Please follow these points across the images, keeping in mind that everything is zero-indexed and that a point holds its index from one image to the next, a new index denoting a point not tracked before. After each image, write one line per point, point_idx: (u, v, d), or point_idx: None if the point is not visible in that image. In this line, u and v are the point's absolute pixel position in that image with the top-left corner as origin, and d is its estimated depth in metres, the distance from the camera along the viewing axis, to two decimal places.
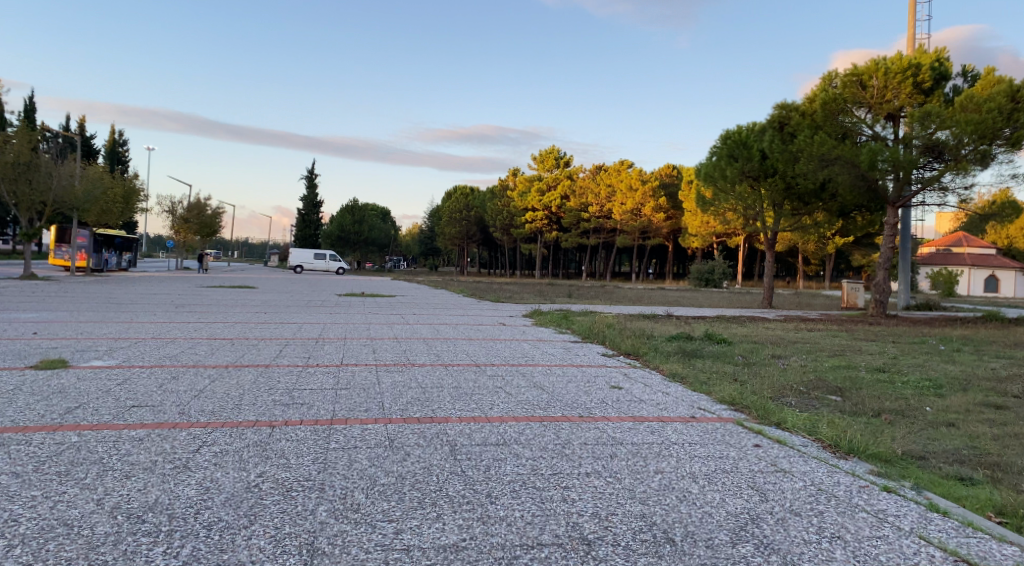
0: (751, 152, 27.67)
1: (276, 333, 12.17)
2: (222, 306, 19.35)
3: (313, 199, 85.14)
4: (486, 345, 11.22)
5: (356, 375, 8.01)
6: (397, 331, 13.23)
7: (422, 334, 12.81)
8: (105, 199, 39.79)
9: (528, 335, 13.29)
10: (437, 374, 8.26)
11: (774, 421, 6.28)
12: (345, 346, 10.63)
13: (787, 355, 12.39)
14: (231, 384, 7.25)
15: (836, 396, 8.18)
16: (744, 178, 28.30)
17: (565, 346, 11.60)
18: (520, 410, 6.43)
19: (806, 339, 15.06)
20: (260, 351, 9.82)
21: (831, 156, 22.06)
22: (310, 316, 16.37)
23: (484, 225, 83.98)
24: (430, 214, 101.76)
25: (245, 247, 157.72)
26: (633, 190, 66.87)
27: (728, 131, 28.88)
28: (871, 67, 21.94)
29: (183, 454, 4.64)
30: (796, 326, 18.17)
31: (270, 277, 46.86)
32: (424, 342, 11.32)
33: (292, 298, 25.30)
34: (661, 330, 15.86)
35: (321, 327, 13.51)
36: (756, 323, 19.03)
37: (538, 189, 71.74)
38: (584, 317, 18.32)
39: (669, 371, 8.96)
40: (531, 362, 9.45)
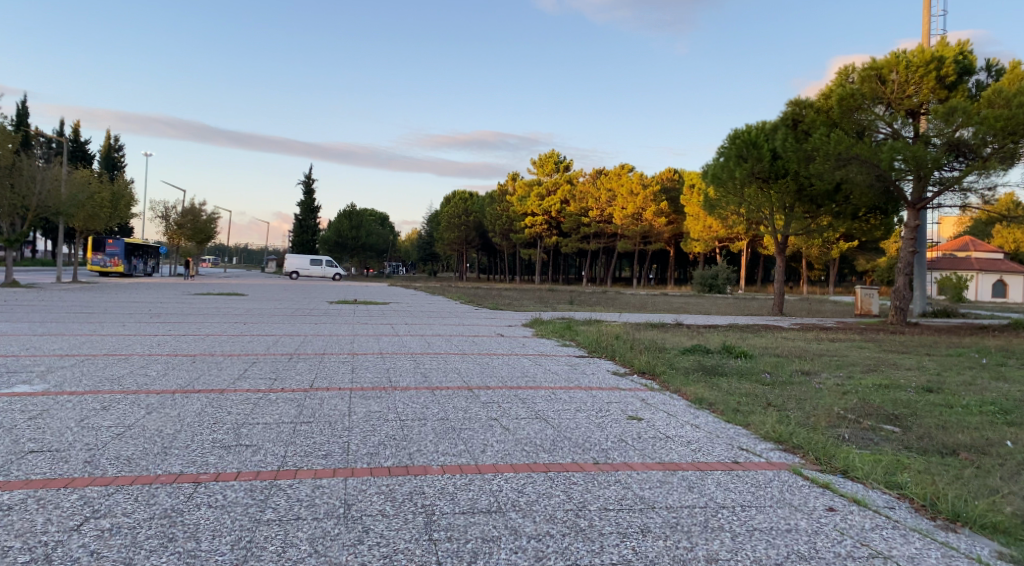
0: (761, 152, 26.41)
1: (248, 348, 10.89)
2: (201, 315, 18.09)
3: (310, 204, 83.96)
4: (481, 362, 9.94)
5: (324, 405, 6.72)
6: (383, 345, 11.95)
7: (410, 348, 11.52)
8: (91, 204, 38.59)
9: (529, 349, 12.02)
10: (421, 401, 6.98)
11: (837, 467, 5.00)
12: (321, 365, 9.34)
13: (816, 371, 11.10)
14: (170, 418, 5.98)
15: (894, 427, 6.90)
16: (753, 179, 27.09)
17: (570, 362, 10.32)
18: (520, 453, 5.16)
19: (831, 351, 13.76)
20: (222, 372, 8.53)
21: (848, 155, 20.78)
22: (294, 328, 15.12)
23: (483, 230, 82.78)
24: (429, 219, 100.61)
25: (243, 253, 156.50)
26: (635, 194, 65.73)
27: (737, 130, 27.57)
28: (891, 60, 20.61)
29: (53, 535, 3.35)
30: (817, 336, 16.87)
31: (264, 284, 45.57)
32: (412, 359, 10.04)
33: (279, 306, 24.06)
34: (673, 341, 14.56)
35: (300, 340, 12.23)
36: (773, 332, 17.76)
37: (538, 193, 70.66)
38: (588, 327, 17.03)
39: (694, 395, 7.68)
40: (531, 385, 8.18)
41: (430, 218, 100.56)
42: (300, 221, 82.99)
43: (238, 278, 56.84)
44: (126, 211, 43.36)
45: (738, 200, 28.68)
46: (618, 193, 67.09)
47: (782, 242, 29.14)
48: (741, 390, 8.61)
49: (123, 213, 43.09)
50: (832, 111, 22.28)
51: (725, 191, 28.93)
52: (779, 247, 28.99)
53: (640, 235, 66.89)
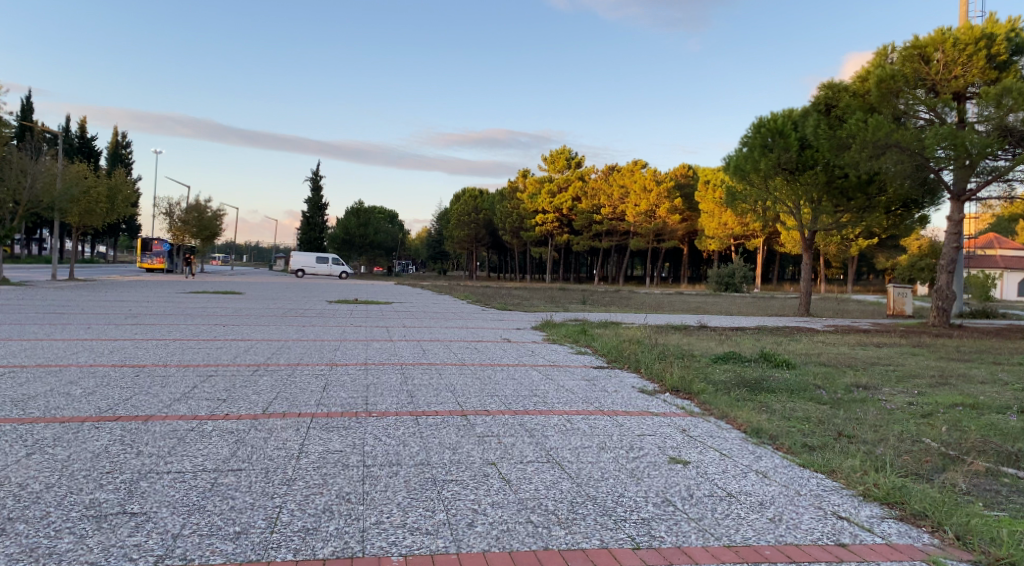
0: (788, 141, 24.57)
1: (212, 358, 9.35)
2: (180, 317, 16.62)
3: (318, 201, 82.42)
4: (482, 375, 8.37)
5: (270, 442, 5.13)
6: (371, 353, 10.38)
7: (399, 357, 9.99)
8: (86, 199, 37.38)
9: (537, 358, 10.42)
10: (399, 433, 5.42)
11: (1000, 557, 3.31)
12: (290, 380, 7.82)
13: (877, 386, 9.36)
14: (54, 463, 4.44)
15: (1020, 471, 5.19)
16: (779, 171, 25.31)
17: (586, 374, 8.74)
18: (523, 530, 3.52)
19: (883, 360, 12.03)
20: (163, 391, 7.00)
21: (886, 142, 18.94)
22: (277, 331, 13.60)
23: (493, 228, 81.41)
24: (438, 216, 99.36)
25: (252, 250, 155.77)
26: (648, 190, 64.12)
27: (761, 118, 25.71)
28: (936, 37, 18.67)
29: None
30: (859, 342, 15.09)
31: (265, 282, 44.26)
32: (399, 371, 8.49)
33: (272, 306, 22.59)
34: (701, 347, 12.94)
35: (277, 348, 10.69)
36: (809, 337, 16.01)
37: (549, 190, 68.90)
38: (604, 330, 15.41)
39: (749, 424, 6.04)
40: (542, 408, 6.58)
41: (439, 216, 99.22)
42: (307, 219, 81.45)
43: (242, 277, 55.63)
44: (125, 206, 42.02)
45: (762, 193, 26.83)
46: (631, 189, 65.47)
47: (810, 238, 27.24)
48: (800, 415, 6.97)
49: (121, 208, 41.75)
50: (869, 95, 20.33)
51: (748, 183, 27.07)
52: (806, 244, 27.08)
53: (652, 232, 65.23)
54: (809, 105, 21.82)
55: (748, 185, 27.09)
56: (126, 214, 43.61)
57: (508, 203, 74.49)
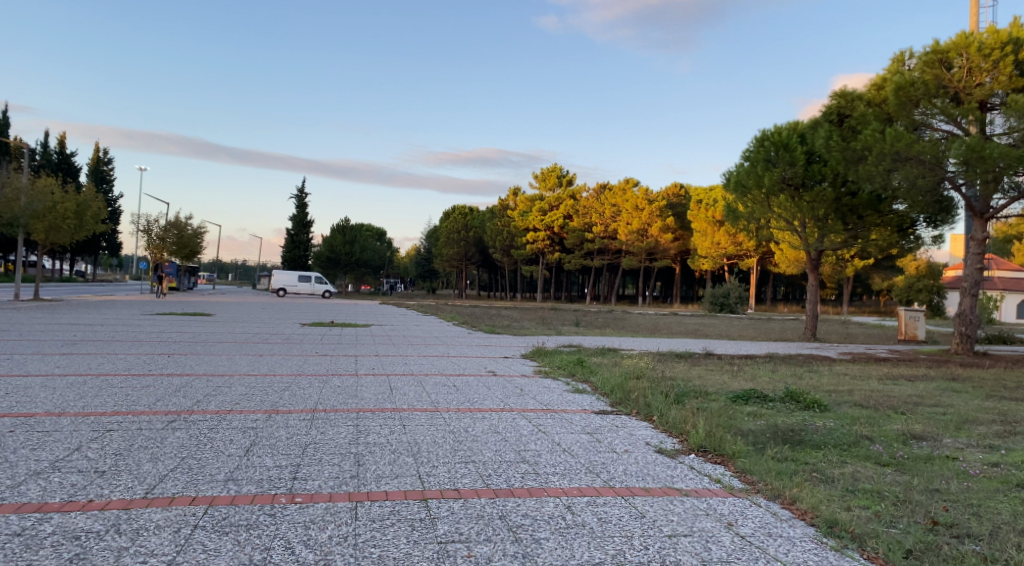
0: (794, 155, 23.36)
1: (124, 404, 7.55)
2: (125, 344, 14.80)
3: (304, 219, 80.53)
4: (455, 429, 6.64)
5: (124, 559, 3.39)
6: (327, 395, 8.63)
7: (360, 400, 8.28)
8: (51, 215, 35.41)
9: (526, 400, 8.73)
10: (324, 541, 3.70)
11: None
12: (209, 438, 6.06)
13: (936, 437, 7.68)
14: None
15: None
16: (783, 186, 24.14)
17: (587, 426, 7.04)
18: None
19: (925, 398, 10.39)
20: (25, 457, 5.21)
21: (907, 154, 17.64)
22: (227, 364, 11.78)
23: (482, 246, 79.94)
24: (427, 235, 97.86)
25: (238, 267, 153.31)
26: (641, 209, 63.22)
27: (764, 131, 24.36)
28: (960, 41, 17.42)
29: None
30: (887, 374, 13.46)
31: (243, 303, 42.41)
32: (352, 423, 6.76)
33: (239, 329, 20.72)
34: (712, 382, 11.34)
35: (216, 387, 8.92)
36: (830, 368, 14.37)
37: (540, 208, 67.58)
38: (602, 360, 13.74)
39: (819, 514, 4.35)
40: (534, 485, 4.87)
41: (428, 234, 97.76)
42: (293, 236, 79.44)
43: (220, 296, 53.53)
44: (94, 222, 39.89)
45: (765, 210, 25.37)
46: (624, 208, 64.50)
47: (816, 258, 25.81)
48: (872, 489, 5.31)
49: (90, 224, 39.63)
50: (886, 103, 18.99)
51: (750, 200, 25.58)
52: (812, 264, 25.67)
53: (645, 251, 63.89)
54: (820, 116, 20.47)
55: (750, 202, 25.61)
56: (97, 230, 41.55)
57: (498, 221, 73.16)
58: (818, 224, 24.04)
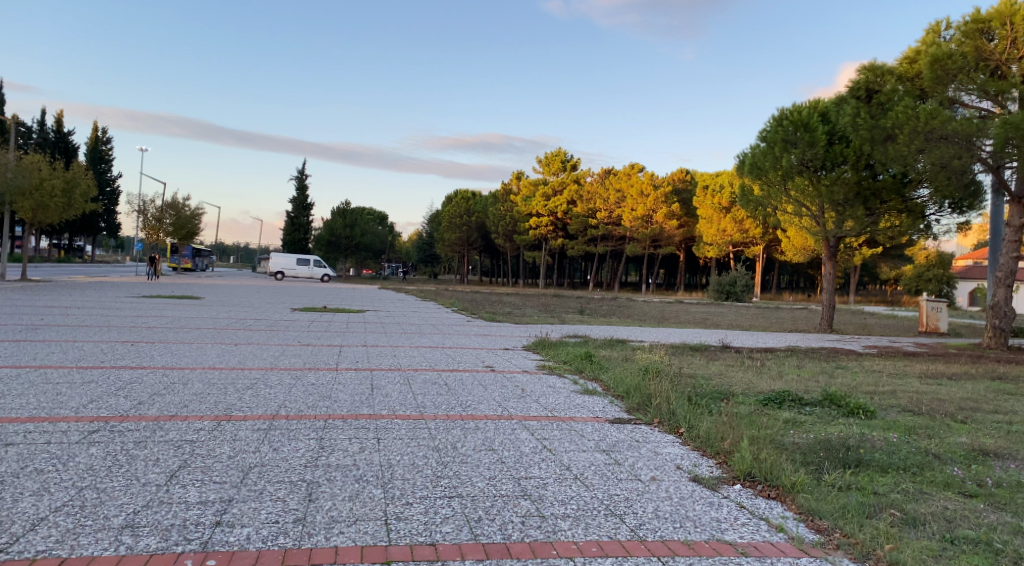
0: (814, 136, 21.93)
1: (47, 407, 6.31)
2: (92, 330, 13.59)
3: (303, 201, 79.09)
4: (440, 445, 5.41)
5: None
6: (295, 396, 7.40)
7: (333, 405, 7.03)
8: (37, 193, 34.05)
9: (527, 404, 7.49)
10: None
11: None
12: (130, 456, 4.84)
13: (1016, 455, 6.41)
14: None
15: None
16: (801, 169, 22.77)
17: (601, 442, 5.79)
18: None
19: (979, 402, 9.13)
20: None
21: (942, 133, 16.05)
22: (192, 355, 10.51)
23: (484, 231, 78.56)
24: (429, 219, 96.48)
25: (239, 250, 152.27)
26: (645, 195, 61.67)
27: (783, 109, 22.88)
28: (1005, 9, 15.76)
29: None
30: (926, 371, 12.17)
31: (237, 285, 41.18)
32: (314, 436, 5.55)
33: (222, 314, 19.47)
34: (736, 381, 10.08)
35: (168, 385, 7.67)
36: (861, 364, 13.06)
37: (543, 193, 66.08)
38: (610, 354, 12.50)
39: None
40: (540, 541, 3.58)
41: (430, 218, 96.42)
42: (292, 218, 78.03)
43: (215, 278, 52.33)
44: (82, 201, 38.50)
45: (781, 194, 23.93)
46: (628, 193, 62.96)
47: (834, 245, 24.41)
48: (979, 538, 4.06)
49: (79, 203, 38.19)
50: (920, 78, 17.33)
51: (766, 182, 24.06)
52: (829, 252, 24.27)
53: (649, 238, 62.54)
54: (844, 93, 18.54)
55: (765, 184, 24.13)
56: (87, 210, 40.27)
57: (500, 205, 71.72)
58: (837, 209, 22.65)
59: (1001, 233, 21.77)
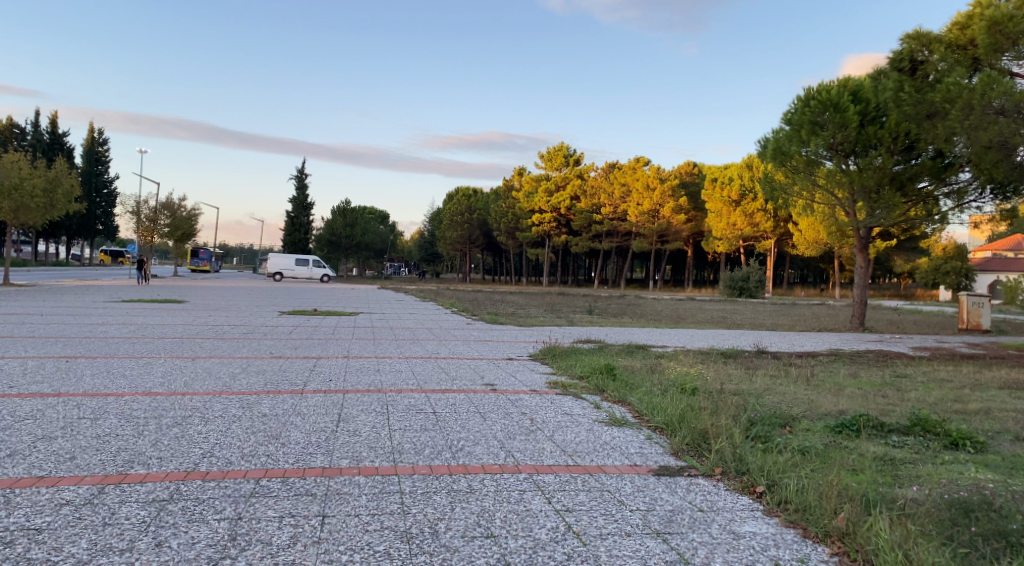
0: (846, 116, 19.93)
1: None
2: (33, 342, 11.83)
3: (302, 200, 77.22)
4: (409, 534, 3.58)
5: None
6: (231, 439, 5.61)
7: (274, 455, 5.18)
8: (15, 193, 32.33)
9: (539, 443, 5.64)
10: None
11: None
12: None
13: None
14: None
15: None
16: (830, 153, 20.83)
17: (651, 515, 3.94)
18: None
19: None
20: None
21: (999, 107, 13.96)
22: (132, 377, 8.78)
23: (487, 229, 76.73)
24: (431, 218, 94.80)
25: (240, 251, 151.18)
26: (651, 188, 59.59)
27: (810, 88, 20.92)
28: None
29: None
30: (1003, 378, 10.29)
31: (231, 287, 39.40)
32: (226, 519, 3.77)
33: (198, 319, 17.74)
34: (789, 399, 8.19)
35: (69, 424, 5.93)
36: (925, 371, 11.14)
37: (546, 189, 64.18)
38: (631, 365, 10.65)
39: None
40: None
41: (432, 217, 94.73)
42: (291, 218, 76.32)
43: (210, 280, 50.78)
44: (65, 201, 36.76)
45: (807, 181, 22.09)
46: (633, 188, 61.09)
47: (866, 236, 22.57)
48: None
49: (62, 203, 36.42)
50: (974, 45, 15.30)
51: (791, 168, 22.20)
52: (860, 243, 22.40)
53: (656, 233, 60.69)
54: (885, 65, 16.58)
55: (790, 172, 22.29)
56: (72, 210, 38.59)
57: (503, 202, 69.87)
58: (869, 197, 20.78)
59: None
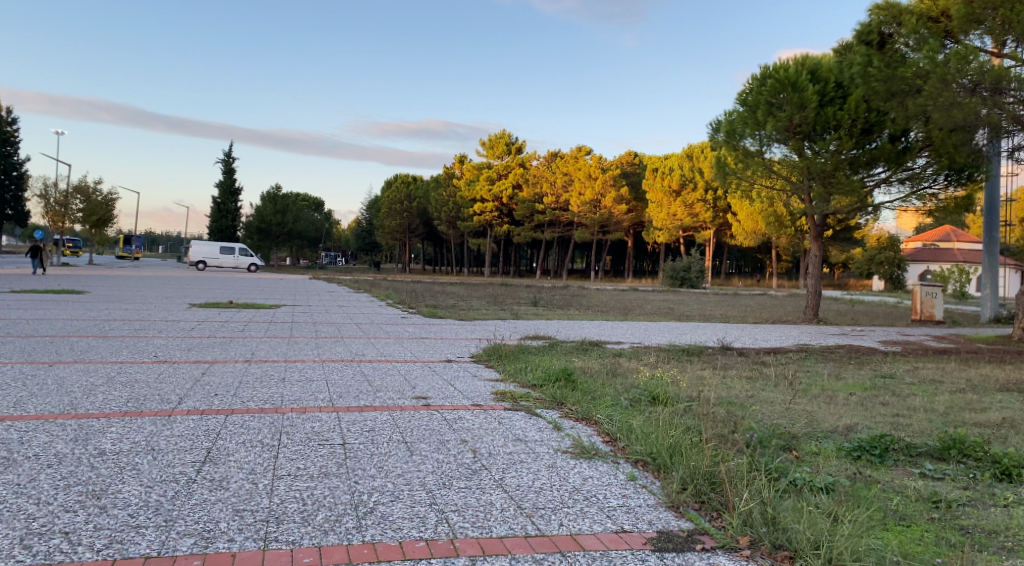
0: (804, 95, 19.14)
1: None
2: None
3: (231, 185, 72.45)
4: None
5: None
6: (24, 497, 3.64)
7: (82, 534, 3.24)
8: None
9: (491, 493, 3.97)
10: None
11: None
12: None
13: None
14: None
15: None
16: (788, 135, 20.07)
17: None
18: None
19: None
20: None
21: (970, 83, 13.36)
22: None
23: (428, 218, 74.27)
24: (369, 206, 91.46)
25: (165, 240, 142.51)
26: (594, 178, 58.78)
27: (767, 66, 20.08)
28: None
29: None
30: (990, 377, 9.53)
31: (143, 277, 35.79)
32: None
33: (86, 312, 15.20)
34: (778, 414, 6.87)
35: None
36: (907, 371, 10.31)
37: (488, 176, 62.40)
38: (591, 367, 9.16)
39: None
40: None
41: (370, 204, 91.40)
42: (218, 204, 71.54)
43: (122, 269, 46.56)
44: None
45: (762, 167, 21.31)
46: (576, 177, 60.14)
47: (820, 223, 22.06)
48: None
49: None
50: (946, 17, 14.68)
51: (745, 151, 21.40)
52: (814, 230, 21.83)
53: (599, 223, 59.96)
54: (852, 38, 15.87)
55: (745, 156, 21.43)
56: None
57: (444, 190, 67.66)
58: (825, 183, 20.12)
59: (993, 200, 20.46)
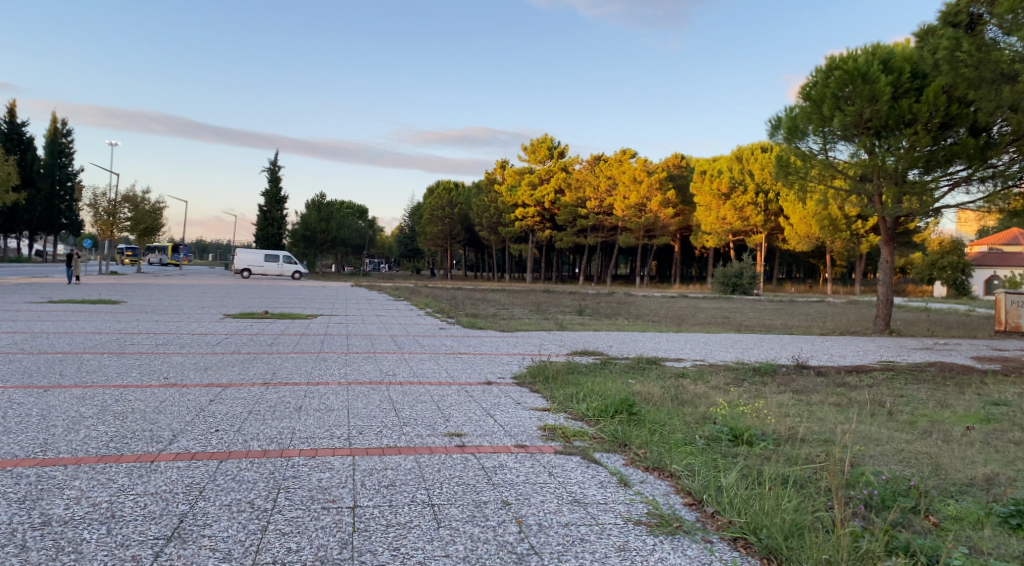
0: (876, 88, 17.47)
1: None
2: None
3: (276, 193, 73.25)
4: None
5: None
6: None
7: None
8: None
9: None
10: None
11: None
12: None
13: None
14: None
15: None
16: (857, 130, 18.38)
17: None
18: None
19: None
20: None
21: None
22: None
23: (469, 224, 73.71)
24: (411, 213, 91.48)
25: (216, 248, 146.15)
26: (638, 182, 57.11)
27: (834, 57, 18.45)
28: None
29: None
30: None
31: (188, 285, 35.89)
32: None
33: (116, 324, 14.69)
34: (892, 465, 5.52)
35: None
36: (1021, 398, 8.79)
37: (530, 182, 61.44)
38: (652, 392, 7.92)
39: None
40: None
41: (412, 211, 91.48)
42: (264, 212, 72.42)
43: (170, 276, 47.05)
44: None
45: (828, 167, 19.65)
46: (620, 181, 58.56)
47: (892, 226, 20.22)
48: None
49: None
50: None
51: (808, 150, 19.83)
52: (886, 234, 20.02)
53: (643, 228, 58.23)
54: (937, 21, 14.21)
55: (808, 155, 19.81)
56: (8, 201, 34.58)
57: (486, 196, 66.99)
58: (897, 183, 18.59)
59: None
